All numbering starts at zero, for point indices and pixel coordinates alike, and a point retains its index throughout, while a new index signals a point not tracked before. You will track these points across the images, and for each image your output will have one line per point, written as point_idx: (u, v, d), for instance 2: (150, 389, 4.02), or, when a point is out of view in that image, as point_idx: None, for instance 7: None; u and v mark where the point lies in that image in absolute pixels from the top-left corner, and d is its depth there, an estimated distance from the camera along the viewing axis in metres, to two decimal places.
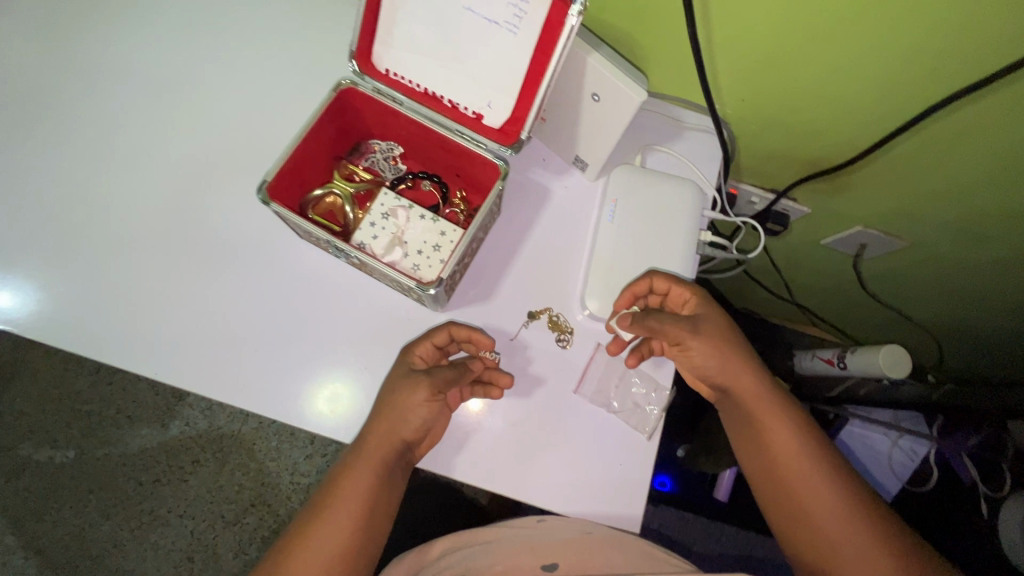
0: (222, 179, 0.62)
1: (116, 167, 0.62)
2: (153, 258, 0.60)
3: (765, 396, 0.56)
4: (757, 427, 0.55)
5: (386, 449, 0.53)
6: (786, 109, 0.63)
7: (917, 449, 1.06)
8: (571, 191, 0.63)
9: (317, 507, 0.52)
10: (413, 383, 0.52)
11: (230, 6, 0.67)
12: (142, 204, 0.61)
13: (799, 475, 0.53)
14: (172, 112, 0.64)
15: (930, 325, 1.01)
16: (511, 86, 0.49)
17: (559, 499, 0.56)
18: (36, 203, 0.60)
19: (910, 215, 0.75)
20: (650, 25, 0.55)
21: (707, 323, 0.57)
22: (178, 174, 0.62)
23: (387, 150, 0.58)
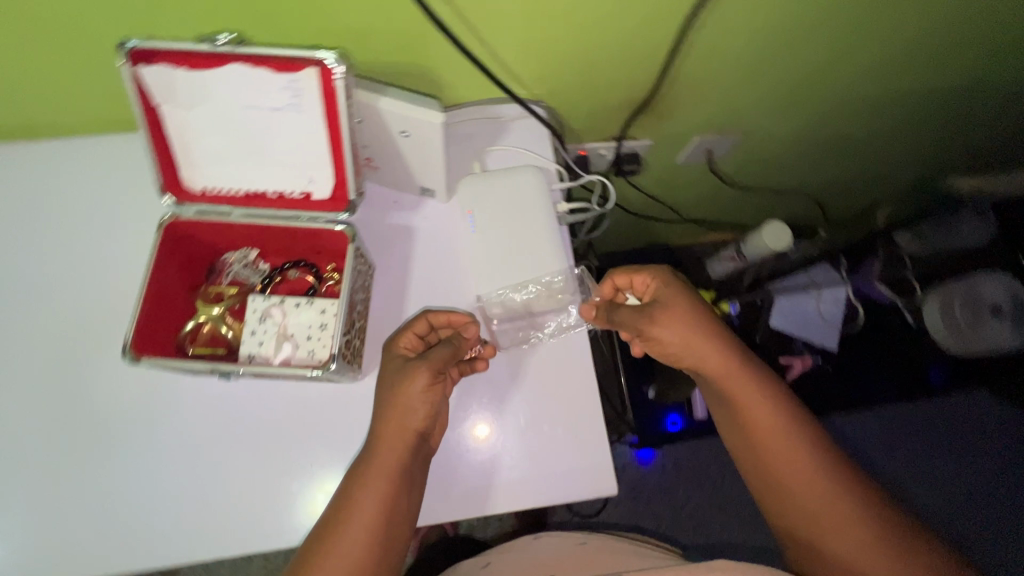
0: (93, 354, 0.60)
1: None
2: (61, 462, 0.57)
3: (742, 377, 0.57)
4: (736, 407, 0.57)
5: (395, 453, 0.52)
6: (579, 71, 0.69)
7: (837, 293, 1.13)
8: (432, 219, 0.66)
9: (338, 509, 0.51)
10: (412, 372, 0.53)
11: (29, 186, 0.65)
12: (20, 414, 0.58)
13: (780, 453, 0.55)
14: (15, 312, 0.61)
15: (799, 189, 1.11)
16: (322, 158, 0.51)
17: (544, 492, 0.58)
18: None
19: (727, 111, 0.83)
20: (425, 48, 0.59)
21: (667, 308, 0.58)
22: (48, 368, 0.59)
23: (243, 257, 0.58)
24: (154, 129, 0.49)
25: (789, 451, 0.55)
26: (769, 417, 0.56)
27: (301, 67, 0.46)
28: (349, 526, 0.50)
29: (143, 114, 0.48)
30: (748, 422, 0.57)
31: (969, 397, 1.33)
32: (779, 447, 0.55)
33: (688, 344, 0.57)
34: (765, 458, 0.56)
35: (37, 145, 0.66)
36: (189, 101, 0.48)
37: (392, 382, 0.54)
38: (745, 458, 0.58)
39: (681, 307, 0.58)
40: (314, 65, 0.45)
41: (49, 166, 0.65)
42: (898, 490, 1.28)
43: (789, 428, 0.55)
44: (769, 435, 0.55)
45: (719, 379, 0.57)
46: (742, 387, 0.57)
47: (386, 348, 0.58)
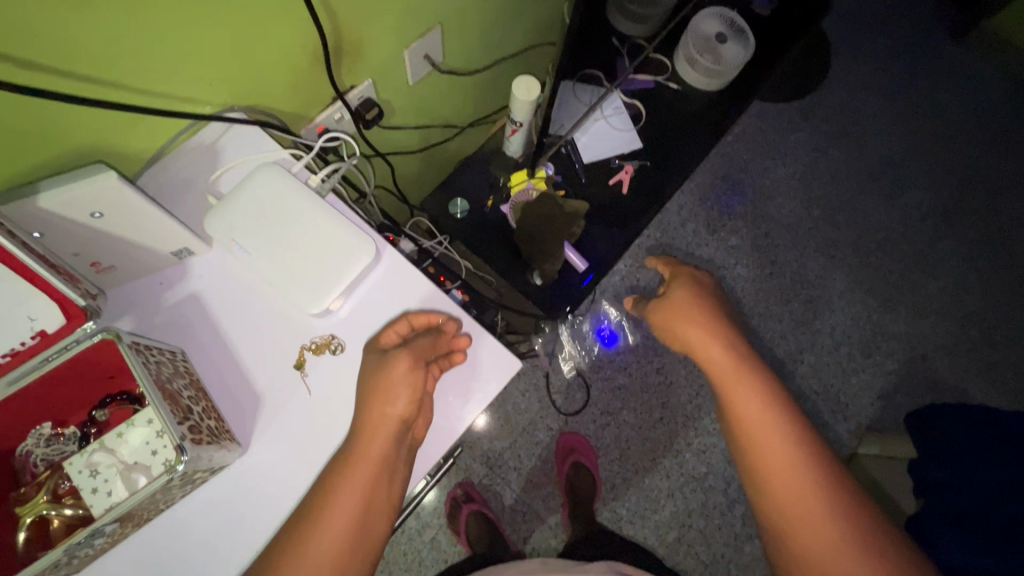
0: None
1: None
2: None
3: (734, 365, 0.66)
4: (726, 397, 0.64)
5: (384, 440, 0.55)
6: (250, 66, 0.65)
7: (615, 104, 1.29)
8: (207, 273, 0.62)
9: (331, 485, 0.54)
10: (396, 354, 0.56)
11: None
12: None
13: (766, 443, 0.59)
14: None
15: (528, 42, 1.17)
16: (20, 290, 0.46)
17: (454, 419, 0.61)
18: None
19: (413, 18, 0.84)
20: (59, 125, 0.52)
21: (675, 295, 0.78)
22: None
23: (39, 437, 0.51)
24: None
25: (777, 443, 0.59)
26: (761, 416, 0.61)
27: None
28: (334, 506, 0.53)
29: None
30: (737, 410, 0.63)
31: (749, 125, 1.56)
32: (767, 443, 0.59)
33: (683, 326, 0.74)
34: (750, 442, 0.60)
35: None
36: None
37: (377, 372, 0.57)
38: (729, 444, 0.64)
39: (687, 296, 0.77)
40: None
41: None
42: (751, 224, 1.49)
43: (784, 431, 0.60)
44: (759, 433, 0.60)
45: (707, 355, 0.70)
46: (737, 387, 0.63)
47: (370, 342, 0.61)
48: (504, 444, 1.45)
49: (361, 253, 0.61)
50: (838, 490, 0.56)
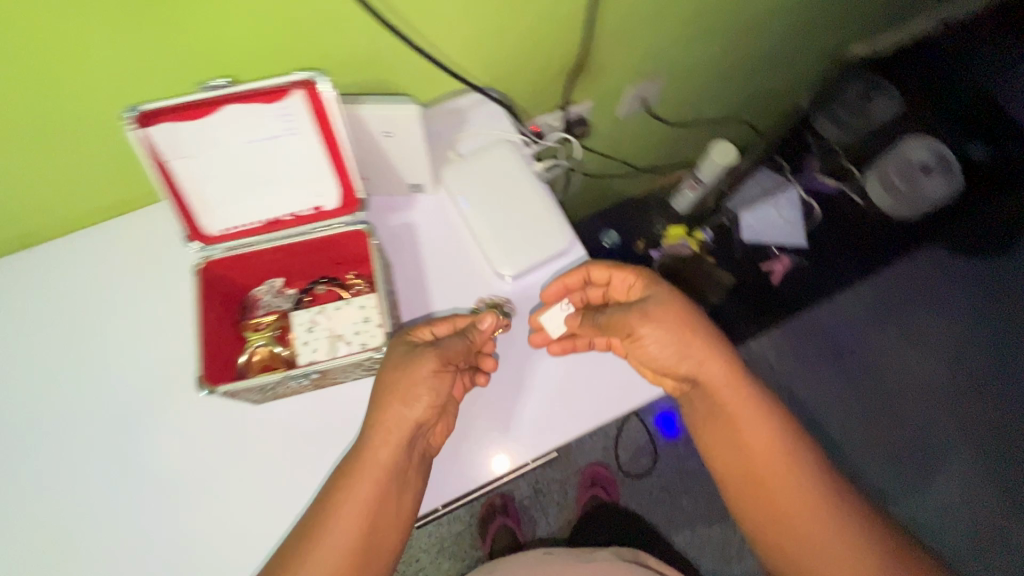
0: (145, 416, 0.61)
1: (32, 487, 0.58)
2: (140, 523, 0.57)
3: (739, 396, 0.61)
4: (734, 428, 0.62)
5: (393, 448, 0.55)
6: (517, 54, 0.76)
7: (791, 197, 1.26)
8: (426, 211, 0.72)
9: (340, 483, 0.54)
10: (421, 355, 0.55)
11: (39, 279, 0.65)
12: (97, 486, 0.58)
13: (773, 469, 0.60)
14: (47, 400, 0.61)
15: (729, 113, 1.23)
16: (325, 171, 0.56)
17: (593, 411, 0.63)
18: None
19: (649, 59, 0.93)
20: (385, 59, 0.65)
21: (660, 308, 0.63)
22: (100, 445, 0.59)
23: (271, 289, 0.62)
24: (169, 182, 0.54)
25: (785, 471, 0.59)
26: (766, 438, 0.60)
27: (288, 92, 0.51)
28: (342, 509, 0.54)
29: (155, 168, 0.52)
30: (744, 442, 0.61)
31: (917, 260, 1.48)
32: (776, 469, 0.60)
33: (681, 363, 0.62)
34: (754, 468, 0.61)
35: (29, 247, 0.67)
36: (192, 151, 0.52)
37: (396, 367, 0.55)
38: (740, 484, 0.62)
39: (673, 312, 0.63)
40: (301, 88, 0.50)
41: (52, 258, 0.66)
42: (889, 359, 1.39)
43: (784, 452, 0.60)
44: (766, 465, 0.60)
45: (716, 387, 0.62)
46: (738, 415, 0.61)
47: (397, 333, 0.59)
48: (558, 476, 1.43)
49: (559, 237, 0.69)
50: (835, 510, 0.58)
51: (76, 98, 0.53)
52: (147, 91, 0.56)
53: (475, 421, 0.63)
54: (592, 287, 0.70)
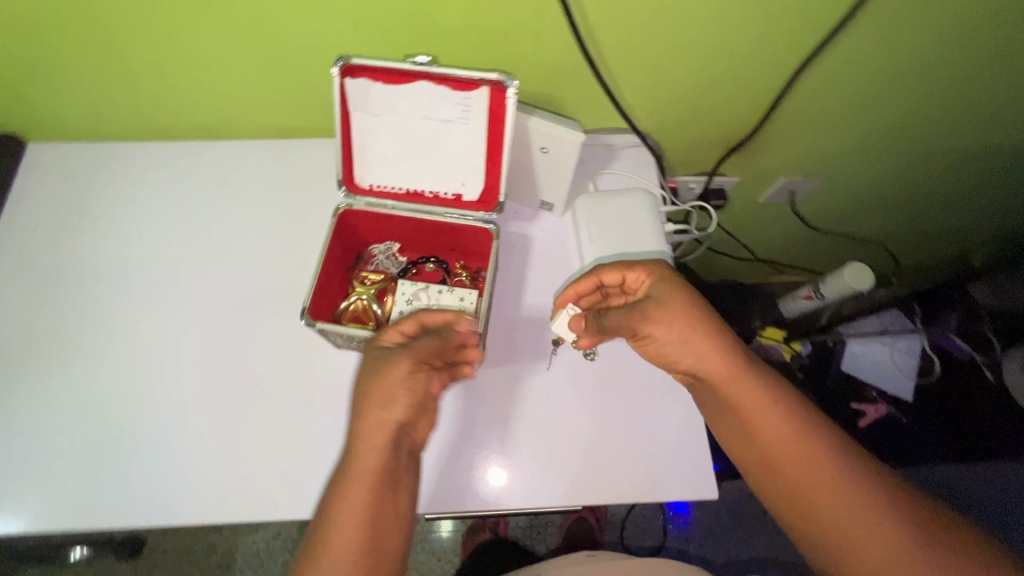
0: (252, 317, 0.68)
1: (146, 339, 0.66)
2: (212, 406, 0.63)
3: (741, 384, 0.52)
4: (739, 413, 0.53)
5: (380, 448, 0.50)
6: (688, 112, 0.76)
7: (912, 345, 1.15)
8: (547, 230, 0.73)
9: (335, 485, 0.50)
10: (391, 362, 0.52)
11: (217, 173, 0.76)
12: (192, 359, 0.65)
13: (795, 463, 0.50)
14: (187, 272, 0.70)
15: (875, 236, 1.14)
16: (477, 165, 0.59)
17: (637, 486, 0.60)
18: (71, 399, 0.63)
19: (817, 155, 0.89)
20: (565, 81, 0.68)
21: (663, 302, 0.55)
22: (208, 328, 0.67)
23: (387, 250, 0.65)
24: (345, 129, 0.58)
25: (810, 464, 0.50)
26: (777, 420, 0.51)
27: (476, 86, 0.54)
28: (337, 515, 0.48)
29: (341, 114, 0.57)
30: (757, 432, 0.52)
31: None
32: (796, 462, 0.50)
33: (681, 359, 0.55)
34: (773, 459, 0.51)
35: (216, 144, 0.77)
36: (376, 110, 0.57)
37: (369, 376, 0.52)
38: (789, 505, 0.51)
39: (676, 304, 0.54)
40: (489, 86, 0.54)
41: (233, 159, 0.76)
42: None
43: (804, 434, 0.50)
44: (785, 458, 0.50)
45: (719, 381, 0.53)
46: (746, 395, 0.52)
47: (369, 342, 0.56)
48: None
49: None
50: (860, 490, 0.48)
51: (302, 36, 0.61)
52: (358, 49, 0.62)
53: (511, 445, 0.61)
54: (607, 290, 0.63)
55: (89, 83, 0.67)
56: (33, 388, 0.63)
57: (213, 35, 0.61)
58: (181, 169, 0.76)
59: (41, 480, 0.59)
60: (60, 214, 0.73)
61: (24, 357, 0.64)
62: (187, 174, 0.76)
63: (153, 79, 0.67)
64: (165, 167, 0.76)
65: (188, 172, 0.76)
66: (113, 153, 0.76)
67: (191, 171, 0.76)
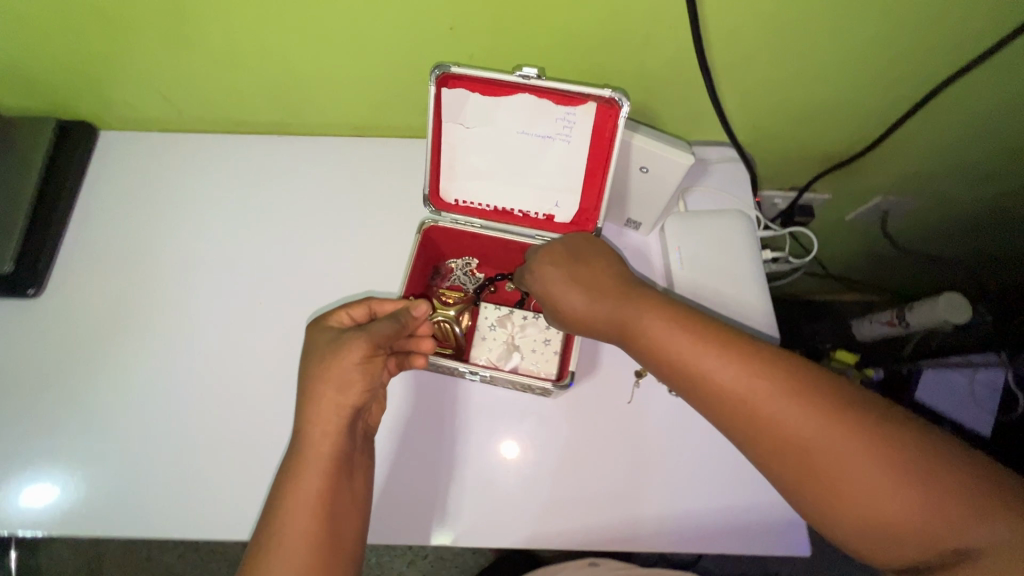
0: (321, 322, 0.66)
1: (216, 335, 0.66)
2: (279, 407, 0.62)
3: (650, 322, 0.47)
4: (657, 351, 0.46)
5: (337, 427, 0.46)
6: (794, 128, 0.69)
7: (997, 377, 1.02)
8: (632, 250, 0.68)
9: (290, 470, 0.44)
10: (348, 343, 0.48)
11: (288, 167, 0.73)
12: (261, 359, 0.64)
13: (733, 393, 0.42)
14: (257, 271, 0.69)
15: (971, 262, 1.04)
16: (574, 185, 0.55)
17: (723, 540, 0.56)
18: (142, 399, 0.63)
19: (925, 176, 0.80)
20: (667, 92, 0.63)
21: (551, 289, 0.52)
22: (277, 328, 0.66)
23: (465, 265, 0.64)
24: (434, 140, 0.54)
25: (753, 389, 0.41)
26: (693, 345, 0.44)
27: (584, 101, 0.49)
28: (295, 501, 0.43)
29: (434, 125, 0.53)
30: (683, 371, 0.44)
31: None
32: (738, 389, 0.41)
33: (594, 319, 0.50)
34: (712, 399, 0.43)
35: (287, 140, 0.74)
36: (470, 122, 0.53)
37: (322, 358, 0.48)
38: (748, 438, 0.41)
39: (556, 280, 0.52)
40: (598, 102, 0.49)
41: (305, 153, 0.74)
42: None
43: (735, 358, 0.42)
44: (725, 388, 0.42)
45: (623, 323, 0.48)
46: (649, 324, 0.47)
47: (313, 326, 0.52)
48: None
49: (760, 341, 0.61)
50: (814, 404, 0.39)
51: (393, 36, 0.57)
52: (450, 51, 0.58)
53: (576, 484, 0.57)
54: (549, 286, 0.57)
55: (166, 76, 0.64)
56: (108, 376, 0.63)
57: (298, 33, 0.57)
58: (252, 162, 0.73)
59: (113, 480, 0.59)
60: (133, 201, 0.72)
61: (96, 349, 0.65)
62: (257, 166, 0.73)
63: (231, 74, 0.64)
64: (235, 162, 0.73)
65: (258, 164, 0.73)
66: (183, 145, 0.74)
67: (262, 163, 0.73)
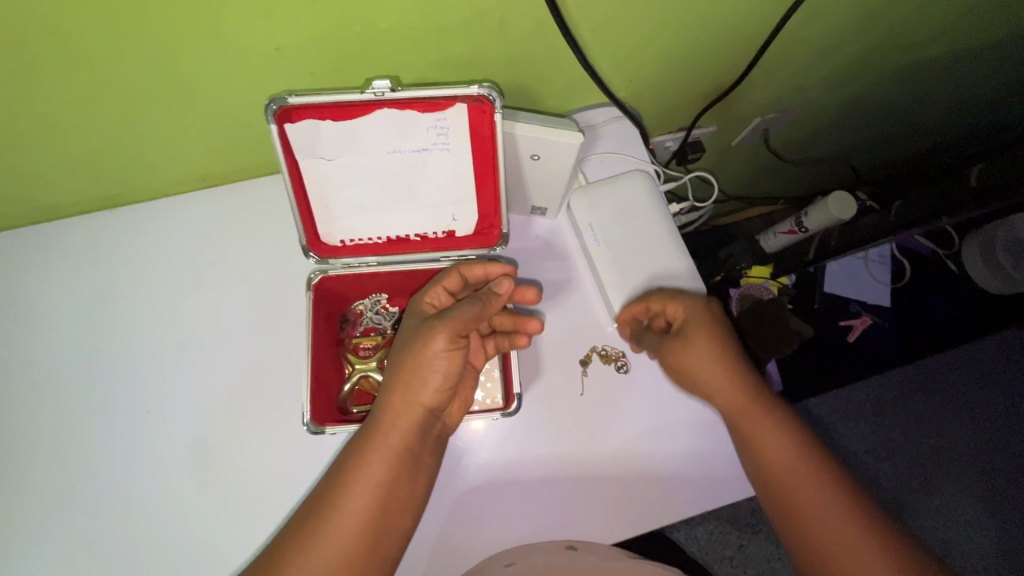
0: (225, 408, 0.57)
1: (103, 450, 0.55)
2: (202, 512, 0.54)
3: (766, 431, 0.51)
4: (757, 453, 0.51)
5: (408, 425, 0.47)
6: (668, 74, 0.68)
7: (883, 252, 1.18)
8: (543, 238, 0.65)
9: (352, 452, 0.46)
10: (430, 331, 0.47)
11: (130, 239, 0.61)
12: (166, 465, 0.55)
13: (814, 509, 0.47)
14: (131, 366, 0.58)
15: (847, 156, 1.12)
16: (467, 195, 0.50)
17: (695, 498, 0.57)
18: (42, 561, 0.52)
19: (794, 89, 0.83)
20: (535, 65, 0.58)
21: (696, 339, 0.54)
22: (175, 424, 0.56)
23: (374, 303, 0.58)
24: (295, 181, 0.47)
25: (837, 517, 0.46)
26: (799, 466, 0.49)
27: (451, 104, 0.44)
28: (352, 489, 0.45)
29: (288, 166, 0.45)
30: (776, 479, 0.50)
31: None
32: (819, 513, 0.47)
33: (712, 394, 0.54)
34: (793, 507, 0.48)
35: (123, 210, 0.62)
36: (329, 154, 0.46)
37: (408, 343, 0.48)
38: (806, 555, 0.47)
39: (708, 337, 0.54)
40: (467, 100, 0.44)
41: (148, 217, 0.62)
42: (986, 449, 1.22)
43: (832, 488, 0.48)
44: (809, 504, 0.48)
45: (734, 419, 0.53)
46: (762, 432, 0.51)
47: (413, 303, 0.51)
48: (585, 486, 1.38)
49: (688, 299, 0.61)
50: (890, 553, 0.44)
51: (213, 70, 0.47)
52: (286, 74, 0.49)
53: (549, 489, 0.57)
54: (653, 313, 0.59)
55: None
56: None
57: (86, 90, 0.46)
58: (82, 242, 0.61)
59: None
60: None
61: None
62: (90, 246, 0.61)
63: (15, 155, 0.51)
64: (61, 249, 0.61)
65: (91, 244, 0.61)
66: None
67: (95, 242, 0.61)
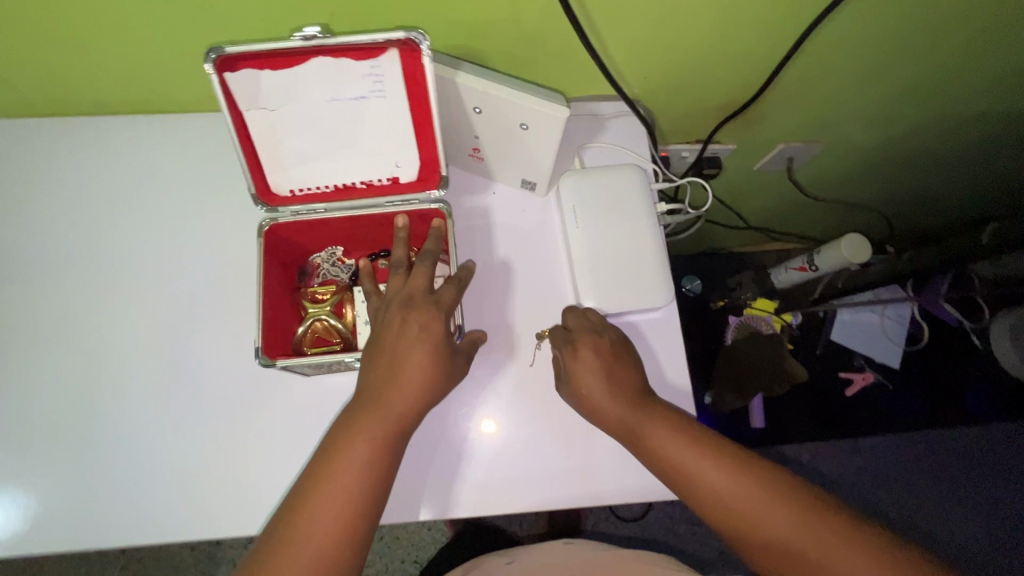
0: (205, 312, 0.62)
1: (91, 330, 0.61)
2: (164, 401, 0.59)
3: (670, 450, 0.52)
4: (667, 471, 0.52)
5: (399, 410, 0.49)
6: (681, 78, 0.68)
7: (902, 312, 1.13)
8: (527, 213, 0.67)
9: (341, 434, 0.49)
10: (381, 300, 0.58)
11: (155, 147, 0.67)
12: (142, 353, 0.60)
13: (734, 504, 0.49)
14: (129, 260, 0.63)
15: (879, 204, 1.08)
16: (404, 140, 0.56)
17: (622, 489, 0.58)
18: (19, 416, 0.58)
19: (818, 121, 0.81)
20: (542, 45, 0.60)
21: (581, 360, 0.55)
22: (158, 318, 0.61)
23: (330, 257, 0.63)
24: (239, 125, 0.52)
25: (751, 499, 0.49)
26: (702, 462, 0.51)
27: (384, 50, 0.48)
28: (340, 471, 0.47)
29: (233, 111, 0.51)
30: (702, 497, 0.51)
31: None
32: (740, 498, 0.49)
33: (609, 419, 0.54)
34: (717, 510, 0.50)
35: (153, 120, 0.68)
36: (271, 103, 0.51)
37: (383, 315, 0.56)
38: (751, 552, 0.49)
39: (596, 354, 0.55)
40: (399, 48, 0.48)
41: (172, 130, 0.68)
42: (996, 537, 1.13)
43: (735, 465, 0.51)
44: (730, 495, 0.50)
45: (637, 446, 0.53)
46: (661, 441, 0.52)
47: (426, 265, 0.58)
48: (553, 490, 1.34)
49: (657, 295, 0.62)
50: (795, 502, 0.49)
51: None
52: (301, 12, 0.53)
53: (493, 456, 0.58)
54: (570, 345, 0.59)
55: None
56: None
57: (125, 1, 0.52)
58: (114, 144, 0.67)
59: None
60: None
61: None
62: (118, 148, 0.67)
63: (61, 54, 0.57)
64: (93, 147, 0.67)
65: (120, 147, 0.67)
66: (40, 135, 0.67)
67: (124, 146, 0.67)
